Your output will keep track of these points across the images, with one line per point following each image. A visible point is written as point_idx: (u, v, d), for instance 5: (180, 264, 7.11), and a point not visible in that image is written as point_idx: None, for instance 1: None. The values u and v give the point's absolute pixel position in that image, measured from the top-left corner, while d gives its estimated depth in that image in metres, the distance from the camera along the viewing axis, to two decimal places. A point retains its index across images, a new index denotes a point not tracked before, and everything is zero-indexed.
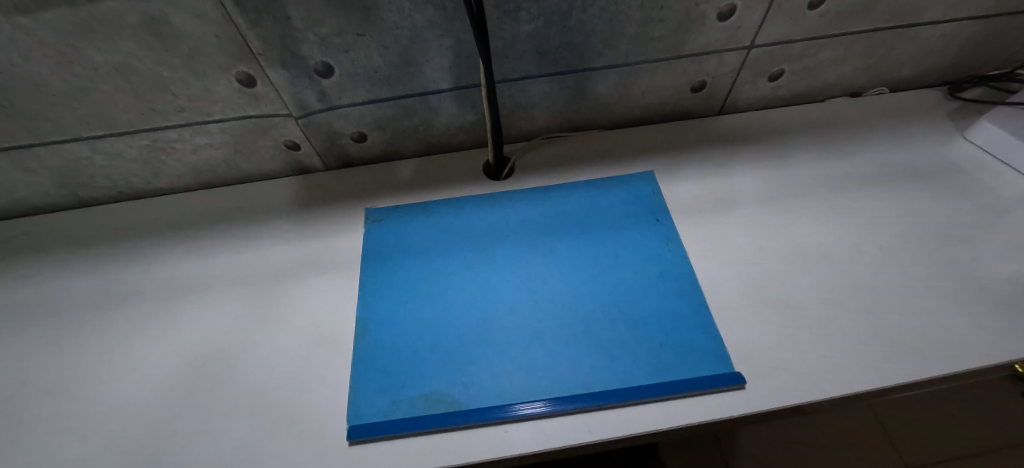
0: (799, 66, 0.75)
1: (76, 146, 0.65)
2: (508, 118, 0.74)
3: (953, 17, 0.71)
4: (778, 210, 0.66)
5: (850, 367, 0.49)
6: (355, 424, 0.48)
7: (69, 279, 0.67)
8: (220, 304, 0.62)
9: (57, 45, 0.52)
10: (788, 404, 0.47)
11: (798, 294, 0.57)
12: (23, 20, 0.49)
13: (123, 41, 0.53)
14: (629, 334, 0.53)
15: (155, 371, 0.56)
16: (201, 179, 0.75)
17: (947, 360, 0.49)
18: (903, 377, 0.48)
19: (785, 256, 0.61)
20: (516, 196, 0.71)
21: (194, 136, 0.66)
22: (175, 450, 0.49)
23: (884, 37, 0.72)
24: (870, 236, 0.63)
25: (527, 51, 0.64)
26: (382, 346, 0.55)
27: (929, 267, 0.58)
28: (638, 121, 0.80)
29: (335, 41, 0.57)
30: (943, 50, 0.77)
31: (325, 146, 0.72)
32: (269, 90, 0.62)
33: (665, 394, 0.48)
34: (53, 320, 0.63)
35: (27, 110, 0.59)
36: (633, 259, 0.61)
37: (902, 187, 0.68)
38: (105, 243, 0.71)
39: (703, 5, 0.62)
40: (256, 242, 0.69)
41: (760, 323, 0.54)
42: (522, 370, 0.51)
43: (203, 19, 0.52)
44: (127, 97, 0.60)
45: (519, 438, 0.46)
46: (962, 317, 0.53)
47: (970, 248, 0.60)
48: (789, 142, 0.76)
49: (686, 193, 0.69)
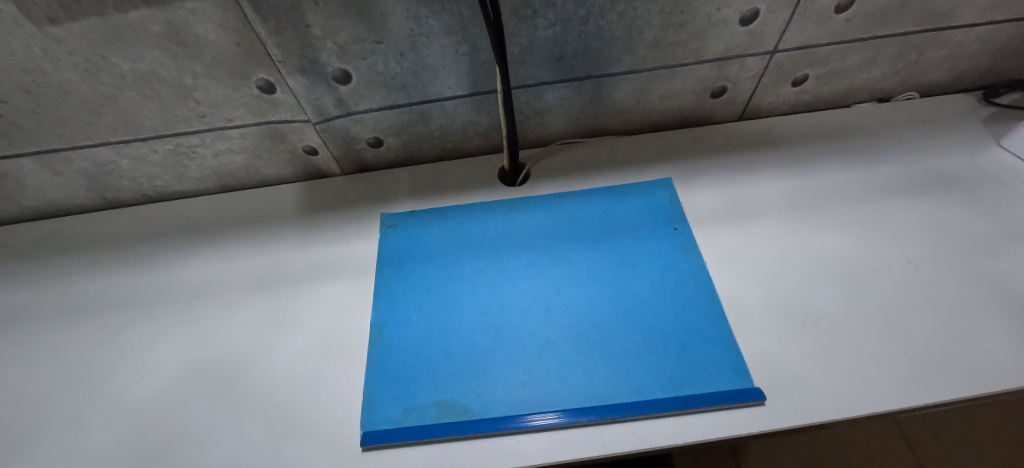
0: (824, 71, 0.73)
1: (103, 151, 0.67)
2: (524, 123, 0.74)
3: (988, 20, 0.69)
4: (800, 220, 0.64)
5: (876, 385, 0.47)
6: (367, 430, 0.48)
7: (94, 280, 0.69)
8: (238, 307, 0.63)
9: (86, 54, 0.54)
10: (810, 422, 0.45)
11: (820, 307, 0.55)
12: (54, 30, 0.51)
13: (148, 50, 0.55)
14: (643, 345, 0.53)
15: (172, 371, 0.58)
16: (221, 182, 0.76)
17: (983, 381, 0.47)
18: (935, 399, 0.46)
19: (806, 269, 0.59)
20: (531, 202, 0.70)
21: (215, 141, 0.68)
22: (192, 451, 0.50)
23: (914, 41, 0.70)
24: (899, 248, 0.60)
25: (544, 57, 0.64)
26: (395, 351, 0.55)
27: (959, 280, 0.56)
28: (656, 126, 0.78)
29: (352, 48, 0.58)
30: (979, 54, 0.74)
31: (342, 151, 0.73)
32: (288, 97, 0.62)
33: (679, 408, 0.47)
34: (77, 320, 0.64)
35: (56, 116, 0.61)
36: (649, 270, 0.60)
37: (932, 196, 0.66)
38: (130, 244, 0.73)
39: (724, 10, 0.61)
40: (274, 245, 0.70)
41: (780, 337, 0.52)
42: (534, 380, 0.51)
43: (224, 28, 0.53)
44: (151, 104, 0.61)
45: (531, 450, 0.46)
46: (998, 336, 0.50)
47: (1005, 261, 0.57)
48: (811, 148, 0.74)
49: (705, 201, 0.68)
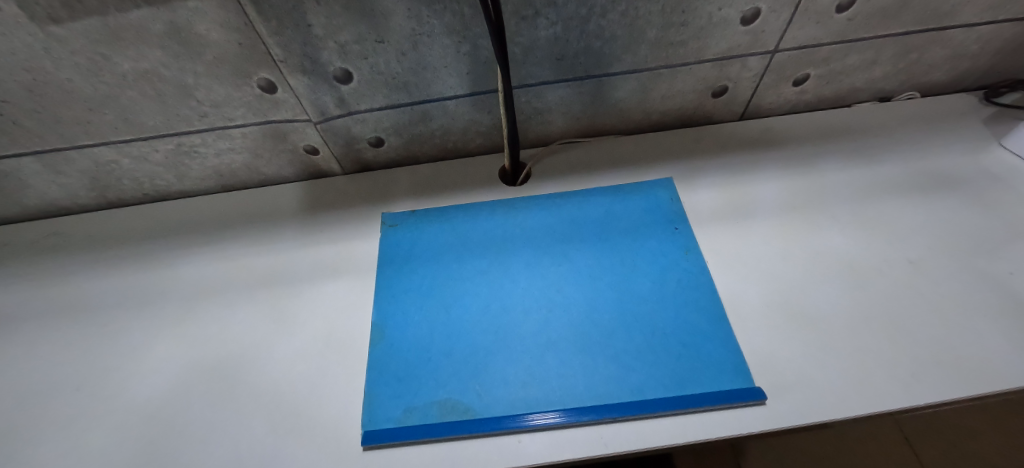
0: (825, 70, 0.73)
1: (105, 150, 0.67)
2: (525, 123, 0.74)
3: (990, 19, 0.68)
4: (801, 219, 0.64)
5: (877, 385, 0.47)
6: (367, 430, 0.49)
7: (96, 279, 0.69)
8: (239, 306, 0.63)
9: (87, 53, 0.54)
10: (811, 421, 0.45)
11: (821, 307, 0.55)
12: (56, 30, 0.51)
13: (149, 49, 0.55)
14: (644, 344, 0.53)
15: (174, 370, 0.58)
16: (223, 182, 0.76)
17: (984, 381, 0.47)
18: (935, 398, 0.46)
19: (807, 269, 0.59)
20: (532, 202, 0.70)
21: (216, 141, 0.68)
22: (193, 450, 0.50)
23: (915, 41, 0.70)
24: (900, 248, 0.60)
25: (545, 56, 0.64)
26: (396, 351, 0.55)
27: (960, 280, 0.56)
28: (657, 126, 0.78)
29: (354, 47, 0.58)
30: (980, 54, 0.74)
31: (343, 151, 0.73)
32: (289, 96, 0.63)
33: (680, 407, 0.47)
34: (79, 319, 0.64)
35: (57, 115, 0.61)
36: (650, 269, 0.60)
37: (933, 196, 0.66)
38: (131, 243, 0.73)
39: (725, 9, 0.61)
40: (275, 245, 0.70)
41: (781, 337, 0.52)
42: (535, 379, 0.51)
43: (225, 27, 0.53)
44: (153, 104, 0.61)
45: (532, 449, 0.46)
46: (998, 336, 0.50)
47: (1006, 261, 0.57)
48: (812, 148, 0.74)
49: (706, 200, 0.68)
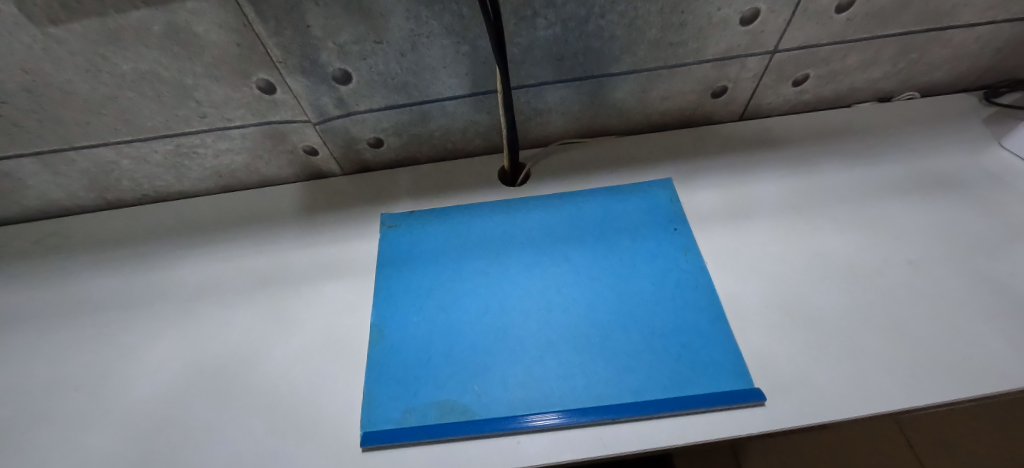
0: (825, 71, 0.73)
1: (104, 151, 0.67)
2: (524, 123, 0.74)
3: (990, 19, 0.68)
4: (800, 220, 0.64)
5: (876, 386, 0.47)
6: (367, 430, 0.49)
7: (96, 280, 0.69)
8: (238, 307, 0.63)
9: (87, 54, 0.54)
10: (810, 422, 0.45)
11: (821, 308, 0.55)
12: (55, 31, 0.51)
13: (148, 50, 0.55)
14: (643, 345, 0.53)
15: (174, 371, 0.58)
16: (222, 183, 0.76)
17: (983, 381, 0.47)
18: (934, 399, 0.46)
19: (806, 269, 0.59)
20: (531, 203, 0.70)
21: (215, 141, 0.68)
22: (193, 450, 0.50)
23: (915, 41, 0.70)
24: (900, 248, 0.60)
25: (544, 57, 0.64)
26: (396, 351, 0.55)
27: (960, 281, 0.56)
28: (656, 126, 0.78)
29: (353, 48, 0.58)
30: (980, 54, 0.74)
31: (342, 151, 0.73)
32: (288, 97, 0.63)
33: (679, 408, 0.47)
34: (79, 319, 0.65)
35: (57, 116, 0.61)
36: (649, 269, 0.60)
37: (933, 196, 0.66)
38: (131, 244, 0.73)
39: (724, 10, 0.60)
40: (275, 245, 0.70)
41: (780, 337, 0.52)
42: (534, 380, 0.51)
43: (224, 28, 0.53)
44: (152, 104, 0.61)
45: (531, 450, 0.46)
46: (998, 336, 0.50)
47: (1005, 262, 0.57)
48: (812, 148, 0.74)
49: (705, 201, 0.68)
